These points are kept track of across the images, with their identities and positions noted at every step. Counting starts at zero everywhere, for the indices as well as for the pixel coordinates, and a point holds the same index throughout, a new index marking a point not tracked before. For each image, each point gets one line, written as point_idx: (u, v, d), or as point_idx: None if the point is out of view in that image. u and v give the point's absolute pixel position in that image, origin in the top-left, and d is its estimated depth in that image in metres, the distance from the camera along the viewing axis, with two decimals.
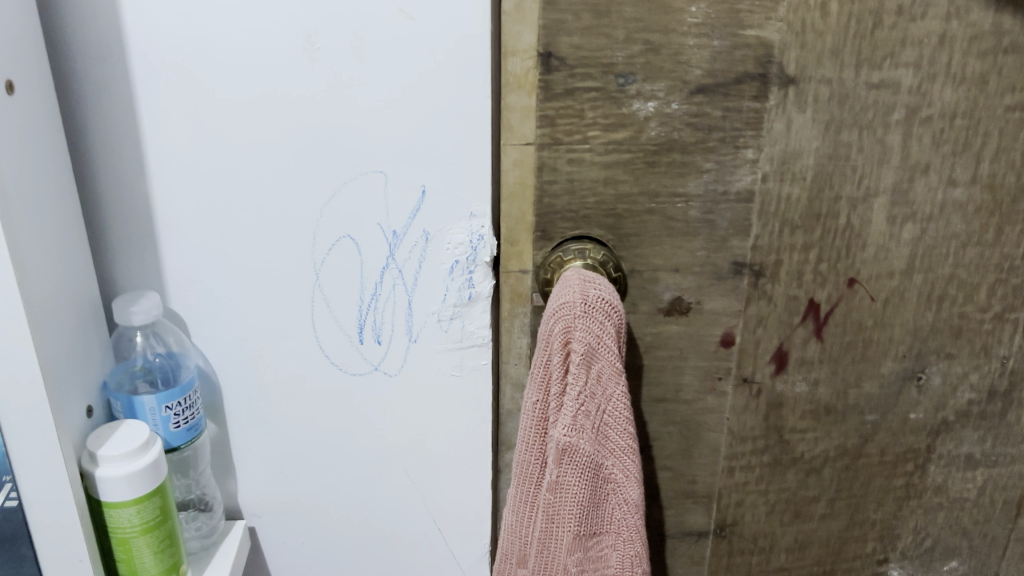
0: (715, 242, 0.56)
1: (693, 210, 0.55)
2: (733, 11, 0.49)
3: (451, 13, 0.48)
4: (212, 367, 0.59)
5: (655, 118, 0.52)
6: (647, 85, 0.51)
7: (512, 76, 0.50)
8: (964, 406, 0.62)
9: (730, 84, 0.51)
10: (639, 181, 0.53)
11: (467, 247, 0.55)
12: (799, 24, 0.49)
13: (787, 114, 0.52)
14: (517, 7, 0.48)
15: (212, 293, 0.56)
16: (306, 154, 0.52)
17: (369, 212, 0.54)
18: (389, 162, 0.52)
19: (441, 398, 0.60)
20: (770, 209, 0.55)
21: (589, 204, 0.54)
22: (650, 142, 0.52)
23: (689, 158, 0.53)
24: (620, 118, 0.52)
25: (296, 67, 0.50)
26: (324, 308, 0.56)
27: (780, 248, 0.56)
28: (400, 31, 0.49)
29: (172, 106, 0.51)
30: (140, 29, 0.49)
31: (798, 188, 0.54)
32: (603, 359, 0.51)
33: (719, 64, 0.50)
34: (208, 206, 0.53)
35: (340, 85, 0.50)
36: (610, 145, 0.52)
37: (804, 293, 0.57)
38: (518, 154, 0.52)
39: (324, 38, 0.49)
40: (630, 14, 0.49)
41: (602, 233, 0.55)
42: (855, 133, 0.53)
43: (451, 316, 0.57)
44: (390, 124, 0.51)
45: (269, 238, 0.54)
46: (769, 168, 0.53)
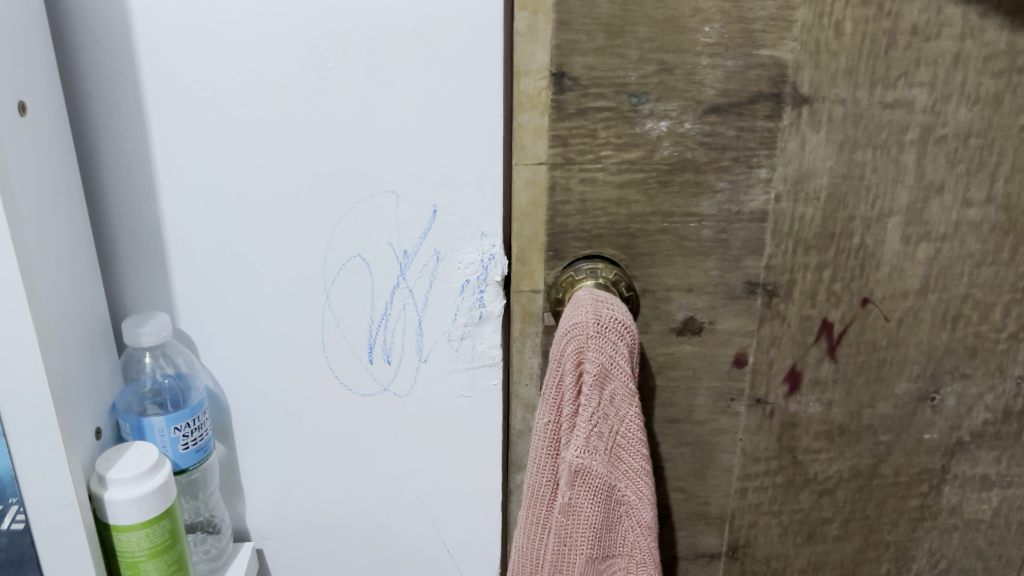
0: (728, 261, 0.55)
1: (706, 230, 0.54)
2: (746, 31, 0.49)
3: (465, 30, 0.48)
4: (222, 388, 0.58)
5: (668, 137, 0.51)
6: (660, 105, 0.50)
7: (525, 96, 0.50)
8: (979, 427, 0.62)
9: (744, 104, 0.51)
10: (652, 201, 0.53)
11: (478, 267, 0.55)
12: (813, 44, 0.49)
13: (800, 134, 0.52)
14: (530, 27, 0.48)
15: (222, 313, 0.56)
16: (318, 172, 0.52)
17: (380, 231, 0.53)
18: (401, 182, 0.52)
19: (451, 418, 0.60)
20: (783, 228, 0.54)
21: (601, 224, 0.54)
22: (663, 162, 0.52)
23: (702, 177, 0.53)
24: (633, 138, 0.51)
25: (309, 85, 0.49)
26: (334, 328, 0.56)
27: (794, 267, 0.55)
28: (413, 51, 0.49)
29: (183, 124, 0.50)
30: (151, 48, 0.48)
31: (812, 208, 0.54)
32: (616, 380, 0.50)
33: (732, 83, 0.50)
34: (220, 225, 0.53)
35: (353, 105, 0.50)
36: (622, 165, 0.52)
37: (818, 314, 0.57)
38: (530, 174, 0.52)
39: (337, 58, 0.49)
40: (644, 34, 0.49)
41: (614, 253, 0.55)
42: (869, 152, 0.52)
43: (461, 336, 0.57)
44: (402, 144, 0.51)
45: (280, 258, 0.54)
46: (782, 188, 0.53)
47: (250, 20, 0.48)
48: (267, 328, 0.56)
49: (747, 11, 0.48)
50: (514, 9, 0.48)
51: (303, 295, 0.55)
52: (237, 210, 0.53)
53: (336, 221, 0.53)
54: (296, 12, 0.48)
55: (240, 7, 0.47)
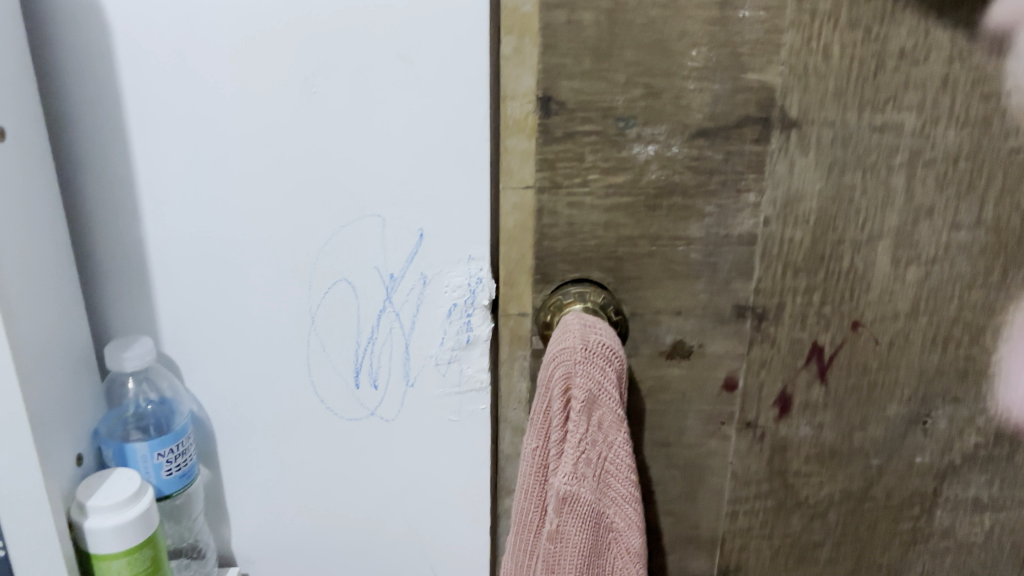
0: (717, 284, 0.55)
1: (695, 253, 0.54)
2: (734, 55, 0.48)
3: (449, 55, 0.48)
4: (207, 412, 0.58)
5: (655, 161, 0.51)
6: (647, 129, 0.50)
7: (511, 119, 0.50)
8: (970, 450, 0.61)
9: (731, 127, 0.50)
10: (640, 224, 0.53)
11: (465, 290, 0.54)
12: (801, 68, 0.49)
13: (789, 157, 0.51)
14: (516, 51, 0.48)
15: (208, 336, 0.55)
16: (304, 195, 0.52)
17: (366, 255, 0.53)
18: (387, 205, 0.52)
19: (440, 443, 0.59)
20: (772, 252, 0.54)
21: (589, 247, 0.54)
22: (650, 186, 0.52)
23: (690, 201, 0.52)
24: (620, 161, 0.51)
25: (294, 108, 0.49)
26: (319, 351, 0.56)
27: (783, 290, 0.55)
28: (399, 75, 0.48)
29: (169, 149, 0.50)
30: (135, 73, 0.48)
31: (800, 232, 0.53)
32: (604, 406, 0.50)
33: (720, 106, 0.50)
34: (206, 249, 0.53)
35: (338, 128, 0.50)
36: (610, 189, 0.52)
37: (807, 336, 0.56)
38: (517, 198, 0.52)
39: (322, 82, 0.48)
40: (631, 57, 0.48)
41: (603, 276, 0.55)
42: (858, 175, 0.52)
43: (448, 360, 0.56)
44: (389, 167, 0.51)
45: (266, 282, 0.54)
46: (771, 212, 0.53)
47: (235, 44, 0.47)
48: (253, 351, 0.56)
49: (734, 34, 0.48)
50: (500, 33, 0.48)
51: (289, 317, 0.55)
52: (223, 234, 0.53)
53: (321, 243, 0.53)
54: (282, 36, 0.47)
55: (226, 31, 0.47)
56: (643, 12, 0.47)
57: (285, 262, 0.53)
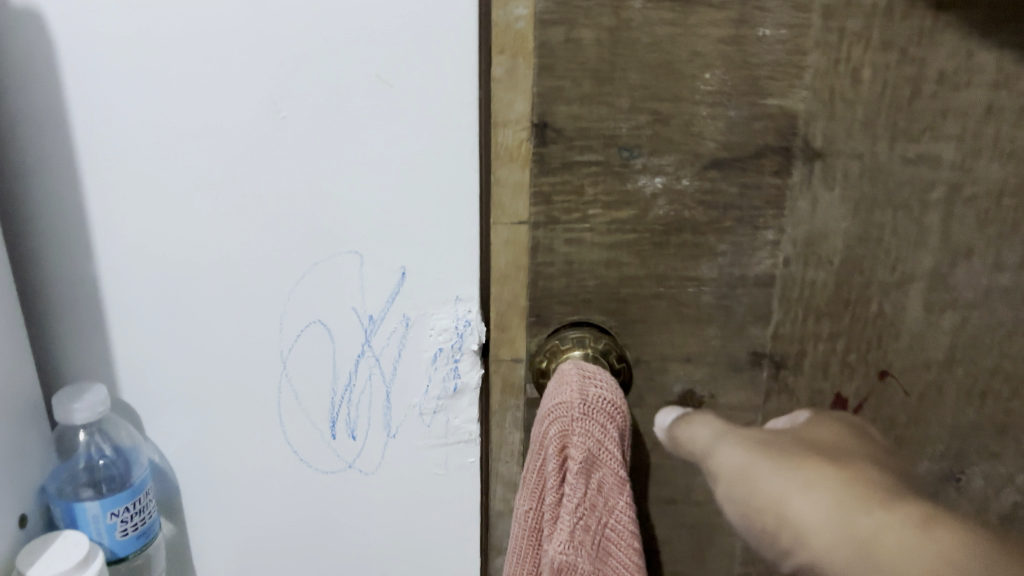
0: (731, 329, 0.50)
1: (706, 295, 0.49)
2: (752, 78, 0.43)
3: (433, 80, 0.43)
4: (169, 463, 0.53)
5: (663, 195, 0.46)
6: (654, 159, 0.45)
7: (503, 148, 0.45)
8: (1009, 510, 0.53)
9: (748, 158, 0.45)
10: (646, 263, 0.48)
11: (452, 334, 0.49)
12: (826, 93, 0.44)
13: (812, 192, 0.46)
14: (509, 73, 0.43)
15: (170, 382, 0.50)
16: (273, 231, 0.46)
17: (343, 295, 0.48)
18: (365, 241, 0.47)
19: (425, 499, 0.54)
20: (792, 295, 0.49)
21: (589, 288, 0.49)
22: (657, 222, 0.47)
23: (701, 239, 0.47)
24: (623, 195, 0.46)
25: (262, 135, 0.44)
26: (292, 399, 0.51)
27: (804, 337, 0.50)
28: (378, 99, 0.43)
29: (124, 179, 0.45)
30: (85, 95, 0.43)
31: (823, 273, 0.48)
32: (604, 467, 0.45)
33: (736, 135, 0.44)
34: (166, 289, 0.48)
35: (310, 157, 0.45)
36: (612, 225, 0.47)
37: (830, 387, 0.52)
38: (509, 234, 0.47)
39: (292, 106, 0.43)
40: (636, 80, 0.43)
41: (603, 318, 0.49)
42: (888, 212, 0.47)
43: (434, 410, 0.51)
44: (367, 199, 0.46)
45: (232, 324, 0.49)
46: (791, 251, 0.48)
47: (195, 64, 0.43)
48: (219, 398, 0.51)
49: (752, 55, 0.43)
50: (491, 53, 0.42)
51: (258, 363, 0.50)
52: (186, 272, 0.48)
53: (292, 282, 0.48)
54: (247, 55, 0.42)
55: (185, 50, 0.42)
56: (649, 30, 0.42)
57: (253, 302, 0.48)
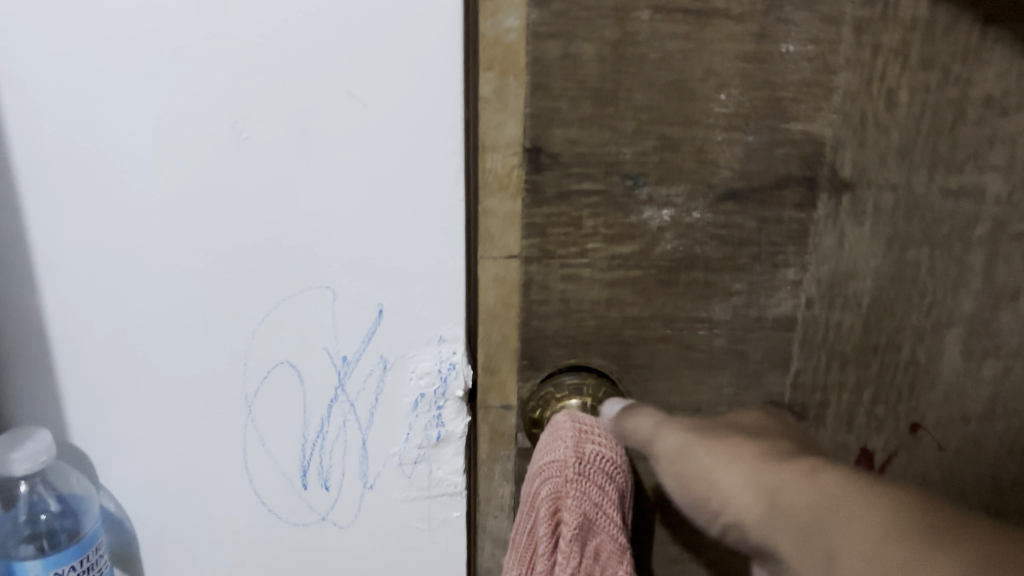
0: (746, 376, 0.45)
1: (719, 338, 0.44)
2: (773, 100, 0.38)
3: (414, 97, 0.37)
4: (124, 511, 0.47)
5: (671, 228, 0.41)
6: (661, 188, 0.40)
7: (491, 175, 0.40)
8: None
9: (768, 189, 0.40)
10: (651, 303, 0.43)
11: (435, 378, 0.44)
12: (857, 117, 0.39)
13: (839, 227, 0.41)
14: (498, 91, 0.38)
15: (119, 429, 0.45)
16: (235, 266, 0.41)
17: (313, 335, 0.42)
18: (338, 277, 0.41)
19: (407, 555, 0.49)
20: (815, 339, 0.44)
21: (588, 329, 0.43)
22: (664, 258, 0.42)
23: (714, 277, 0.42)
24: (626, 228, 0.41)
25: (219, 158, 0.38)
26: (260, 445, 0.45)
27: (827, 385, 0.45)
28: (349, 119, 0.38)
29: (59, 209, 0.39)
30: (19, 107, 0.37)
31: (850, 316, 0.43)
32: (602, 533, 0.40)
33: (754, 163, 0.40)
34: (113, 330, 0.42)
35: (275, 184, 0.39)
36: (613, 260, 0.42)
37: (855, 441, 0.46)
38: (498, 269, 0.42)
39: (255, 127, 0.38)
40: (642, 101, 0.38)
41: (604, 363, 0.44)
42: (924, 250, 0.42)
43: (415, 460, 0.46)
44: (339, 231, 0.40)
45: (191, 368, 0.43)
46: (814, 291, 0.43)
47: (139, 78, 0.37)
48: (177, 445, 0.45)
49: (774, 74, 0.38)
50: (476, 70, 0.38)
51: (219, 409, 0.44)
52: (134, 312, 0.42)
53: (256, 322, 0.42)
54: (199, 68, 0.36)
55: (126, 61, 0.36)
56: (658, 45, 0.37)
57: (210, 344, 0.42)
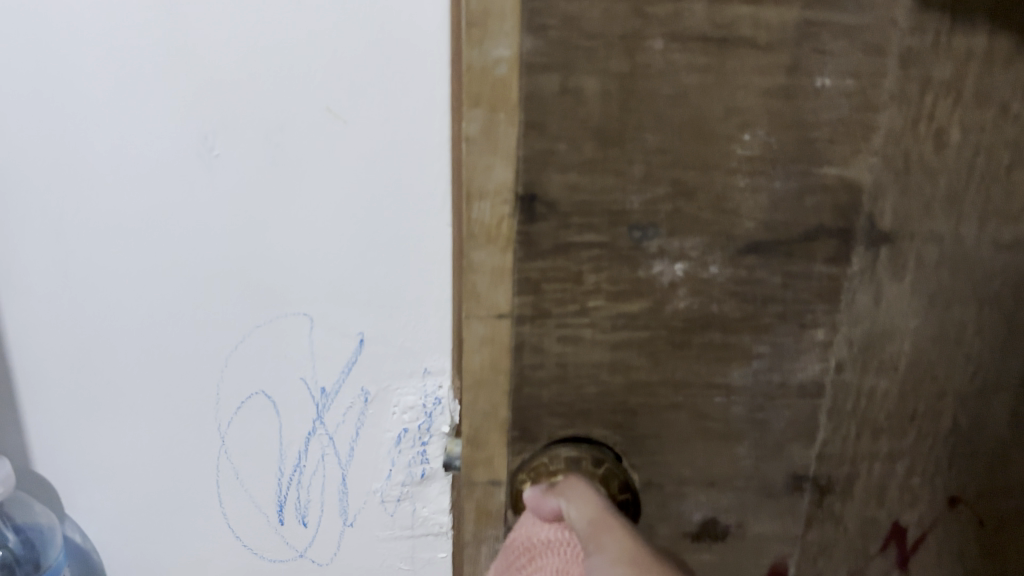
0: (766, 449, 0.40)
1: (737, 407, 0.39)
2: (805, 140, 0.33)
3: (392, 121, 0.36)
4: (90, 543, 0.47)
5: (684, 285, 0.36)
6: (674, 241, 0.35)
7: (477, 225, 0.34)
8: None
9: (797, 242, 0.35)
10: (660, 367, 0.38)
11: (419, 412, 0.44)
12: (900, 160, 0.33)
13: (876, 283, 0.36)
14: (485, 130, 0.32)
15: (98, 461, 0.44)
16: (207, 286, 0.39)
17: (288, 363, 0.41)
18: (316, 303, 0.40)
19: None
20: (845, 408, 0.39)
21: (589, 396, 0.38)
22: (676, 318, 0.36)
23: (733, 338, 0.37)
24: (633, 284, 0.36)
25: (183, 173, 0.37)
26: (232, 478, 0.44)
27: (857, 457, 0.40)
28: (328, 137, 0.36)
29: (10, 223, 0.38)
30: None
31: (885, 381, 0.38)
32: None
33: (781, 213, 0.34)
34: (75, 361, 0.41)
35: (243, 198, 0.37)
36: (618, 320, 0.36)
37: (886, 515, 0.42)
38: (486, 330, 0.36)
39: (225, 141, 0.36)
40: (653, 143, 0.33)
41: (606, 435, 0.39)
42: (971, 307, 0.37)
43: (398, 498, 0.46)
44: (315, 255, 0.39)
45: (160, 404, 0.43)
46: (846, 354, 0.38)
47: (92, 92, 0.35)
48: (139, 478, 0.45)
49: (806, 112, 0.32)
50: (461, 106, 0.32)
51: (190, 442, 0.44)
52: (103, 335, 0.41)
53: (230, 354, 0.41)
54: (155, 75, 0.35)
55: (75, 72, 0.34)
56: (672, 78, 0.32)
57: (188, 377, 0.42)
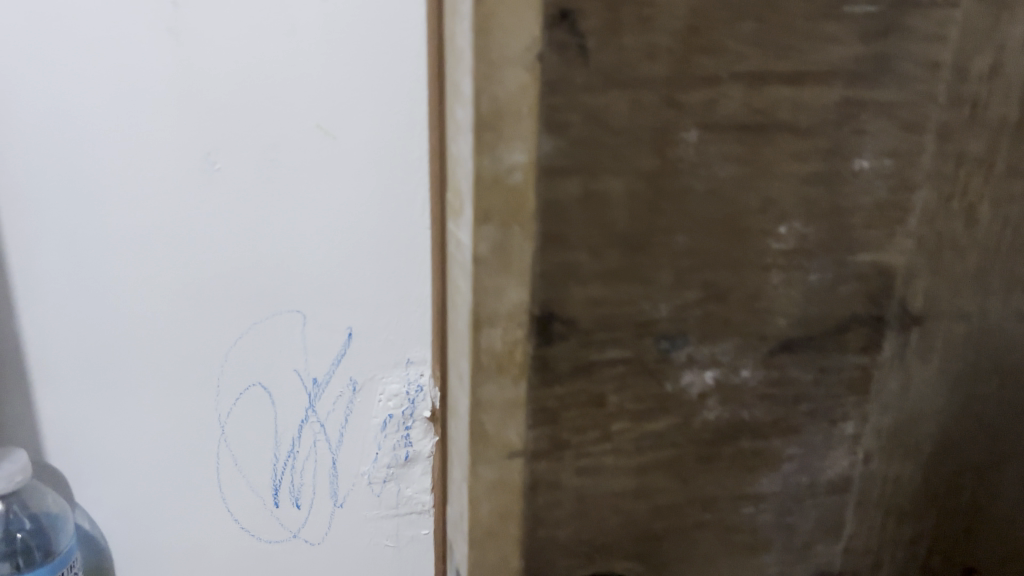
0: (793, 553, 0.36)
1: (765, 515, 0.35)
2: (841, 228, 0.30)
3: (391, 111, 0.31)
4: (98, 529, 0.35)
5: (714, 393, 0.32)
6: (704, 348, 0.31)
7: (487, 356, 0.28)
8: None
9: (829, 334, 0.32)
10: (687, 485, 0.33)
11: (402, 400, 0.35)
12: (933, 241, 0.31)
13: (905, 368, 0.33)
14: (498, 249, 0.27)
15: (102, 457, 0.34)
16: (175, 285, 0.32)
17: (273, 353, 0.33)
18: (302, 301, 0.33)
19: None
20: (871, 498, 0.36)
21: (610, 528, 0.33)
22: (705, 430, 0.32)
23: (763, 443, 0.33)
24: (659, 399, 0.31)
25: (168, 190, 0.30)
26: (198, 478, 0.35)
27: (882, 548, 0.37)
28: (320, 156, 0.31)
29: None
30: None
31: (911, 467, 0.36)
32: None
33: (815, 306, 0.31)
34: (81, 358, 0.32)
35: (225, 210, 0.31)
36: (644, 440, 0.32)
37: None
38: (496, 474, 0.30)
39: (228, 157, 0.30)
40: (684, 244, 0.29)
41: (627, 567, 0.34)
42: (994, 382, 0.35)
43: (382, 478, 0.36)
44: (310, 280, 0.33)
45: (89, 390, 0.33)
46: (874, 445, 0.35)
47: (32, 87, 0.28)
48: None
49: (843, 197, 0.29)
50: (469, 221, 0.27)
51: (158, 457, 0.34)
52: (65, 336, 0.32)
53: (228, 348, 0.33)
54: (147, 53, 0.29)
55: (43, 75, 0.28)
56: (706, 173, 0.28)
57: (153, 410, 0.33)
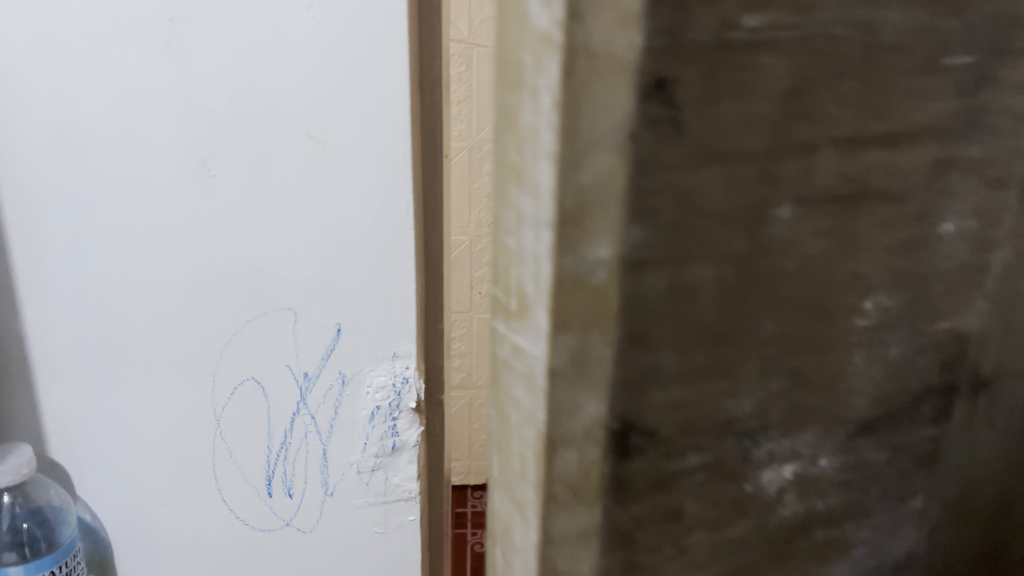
0: None
1: None
2: (923, 296, 0.27)
3: (363, 113, 0.37)
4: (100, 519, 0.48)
5: (793, 488, 0.28)
6: (784, 442, 0.27)
7: (559, 482, 0.24)
8: None
9: (905, 408, 0.29)
10: None
11: (390, 392, 0.44)
12: (1005, 300, 0.29)
13: (972, 434, 0.31)
14: (577, 359, 0.22)
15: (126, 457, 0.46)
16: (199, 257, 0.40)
17: (275, 351, 0.42)
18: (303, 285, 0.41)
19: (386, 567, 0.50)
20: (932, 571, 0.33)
21: None
22: (781, 528, 0.29)
23: (835, 533, 0.30)
24: (737, 502, 0.27)
25: (182, 197, 0.39)
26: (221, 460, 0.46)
27: None
28: (309, 162, 0.38)
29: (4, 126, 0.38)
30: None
31: (971, 533, 0.33)
32: None
33: (894, 381, 0.28)
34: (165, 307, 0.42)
35: (258, 188, 0.39)
36: (720, 548, 0.28)
37: None
38: None
39: (222, 164, 0.38)
40: (772, 331, 0.25)
41: None
42: None
43: (372, 467, 0.46)
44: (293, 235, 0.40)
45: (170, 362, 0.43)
46: (939, 516, 0.32)
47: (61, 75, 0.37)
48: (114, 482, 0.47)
49: (927, 264, 0.27)
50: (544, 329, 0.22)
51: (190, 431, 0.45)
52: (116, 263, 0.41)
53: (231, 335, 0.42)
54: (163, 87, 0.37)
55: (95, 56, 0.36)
56: (799, 252, 0.24)
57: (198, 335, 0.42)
